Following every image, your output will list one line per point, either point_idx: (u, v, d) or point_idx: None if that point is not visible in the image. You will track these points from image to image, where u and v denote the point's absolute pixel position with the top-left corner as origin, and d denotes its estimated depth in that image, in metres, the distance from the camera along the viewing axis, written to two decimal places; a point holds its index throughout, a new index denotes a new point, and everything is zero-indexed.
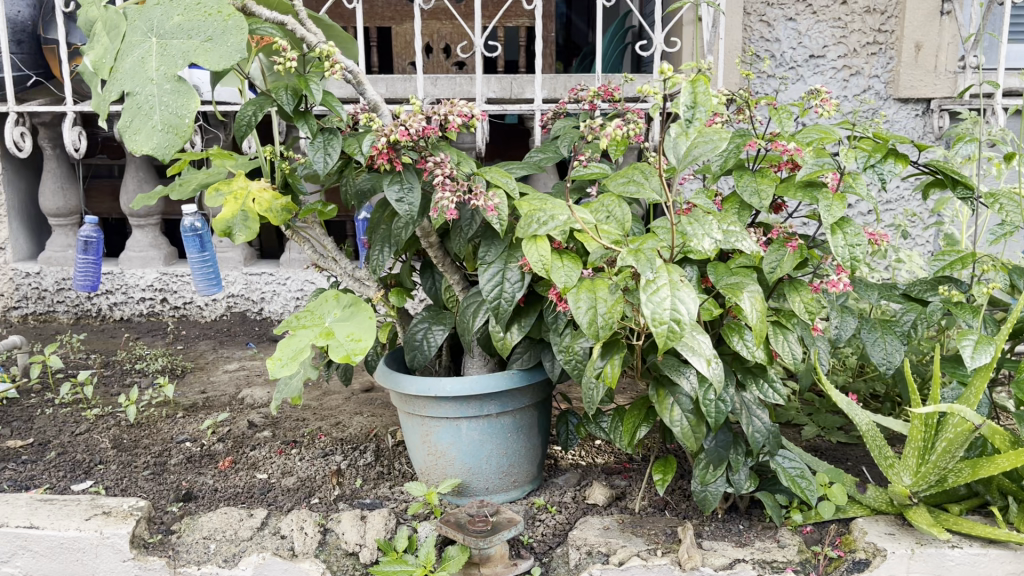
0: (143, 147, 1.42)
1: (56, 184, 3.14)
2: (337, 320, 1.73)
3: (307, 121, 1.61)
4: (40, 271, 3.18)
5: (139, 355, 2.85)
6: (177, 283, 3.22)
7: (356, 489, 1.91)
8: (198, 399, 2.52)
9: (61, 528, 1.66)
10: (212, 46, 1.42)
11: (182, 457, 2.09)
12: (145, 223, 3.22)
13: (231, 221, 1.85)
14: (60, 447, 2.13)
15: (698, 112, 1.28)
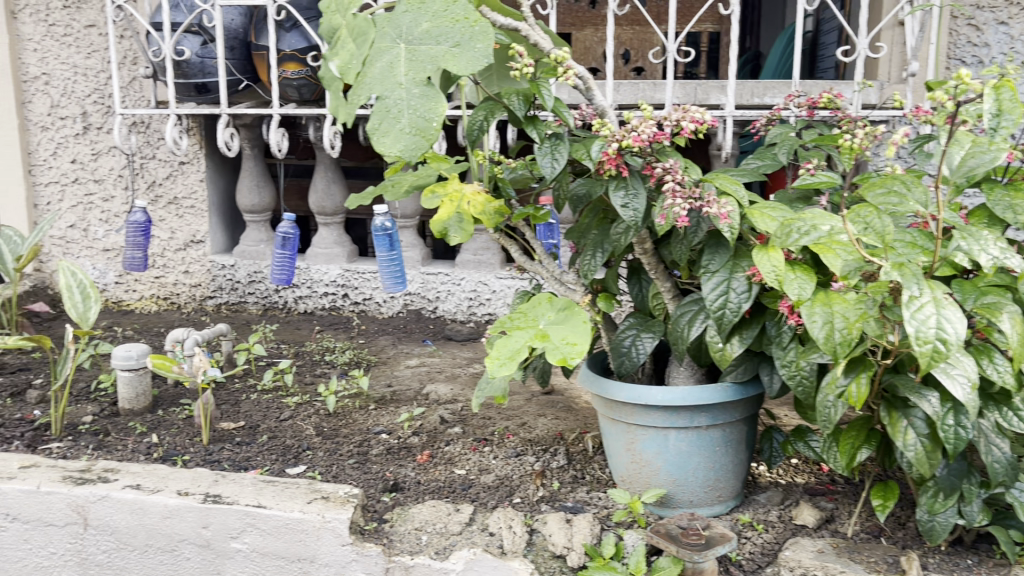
0: (392, 150, 1.47)
1: (252, 183, 3.33)
2: (551, 323, 1.74)
3: (537, 127, 1.64)
4: (234, 264, 3.37)
5: (327, 347, 2.97)
6: (359, 279, 3.34)
7: (554, 491, 1.92)
8: (386, 392, 2.60)
9: (286, 509, 1.73)
10: (459, 51, 1.48)
11: (382, 448, 2.16)
12: (331, 221, 3.35)
13: (447, 223, 1.90)
14: (270, 432, 2.25)
15: (1003, 120, 1.34)
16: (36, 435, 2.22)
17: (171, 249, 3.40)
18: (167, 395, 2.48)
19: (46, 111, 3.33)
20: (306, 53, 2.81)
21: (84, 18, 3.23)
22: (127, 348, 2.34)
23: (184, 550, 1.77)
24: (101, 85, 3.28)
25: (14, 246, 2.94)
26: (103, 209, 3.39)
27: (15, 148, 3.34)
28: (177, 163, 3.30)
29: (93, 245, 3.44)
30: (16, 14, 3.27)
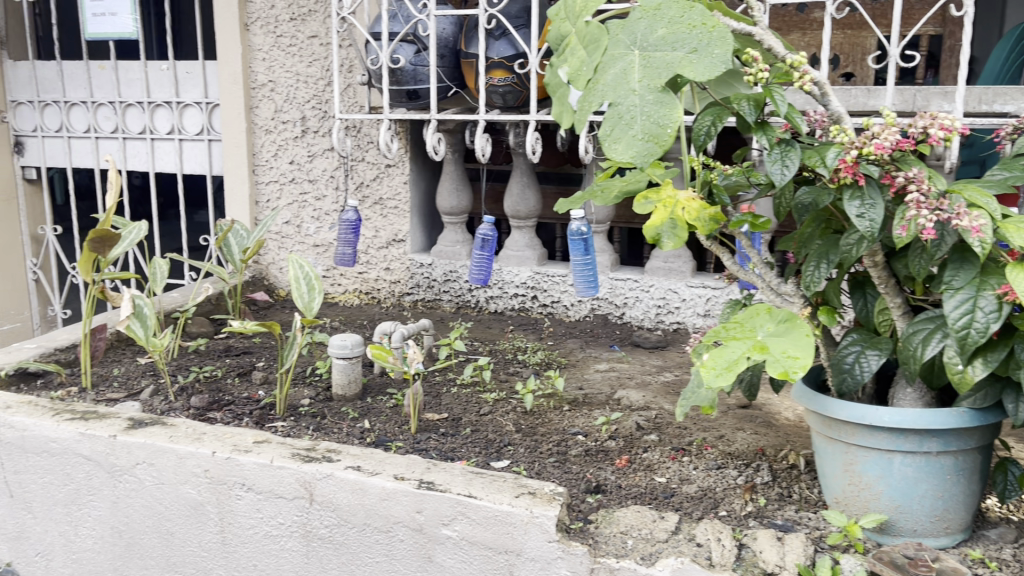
0: (624, 155, 1.49)
1: (453, 186, 3.46)
2: (771, 335, 1.69)
3: (766, 132, 1.60)
4: (432, 263, 3.52)
5: (520, 347, 3.04)
6: (548, 282, 3.38)
7: (762, 508, 1.87)
8: (579, 394, 2.62)
9: (495, 501, 1.78)
10: (696, 57, 1.48)
11: (580, 449, 2.18)
12: (524, 224, 3.42)
13: (660, 229, 1.86)
14: (472, 425, 2.33)
15: None
16: (263, 414, 2.42)
17: (374, 246, 3.60)
18: (375, 384, 2.63)
19: (270, 116, 3.61)
20: (513, 60, 2.87)
21: (308, 30, 3.47)
22: (342, 338, 2.50)
23: (398, 532, 1.86)
24: (319, 92, 3.51)
25: (241, 239, 3.23)
26: (316, 207, 3.64)
27: (242, 149, 3.65)
28: (384, 165, 3.49)
29: (305, 241, 3.69)
30: (250, 27, 3.56)
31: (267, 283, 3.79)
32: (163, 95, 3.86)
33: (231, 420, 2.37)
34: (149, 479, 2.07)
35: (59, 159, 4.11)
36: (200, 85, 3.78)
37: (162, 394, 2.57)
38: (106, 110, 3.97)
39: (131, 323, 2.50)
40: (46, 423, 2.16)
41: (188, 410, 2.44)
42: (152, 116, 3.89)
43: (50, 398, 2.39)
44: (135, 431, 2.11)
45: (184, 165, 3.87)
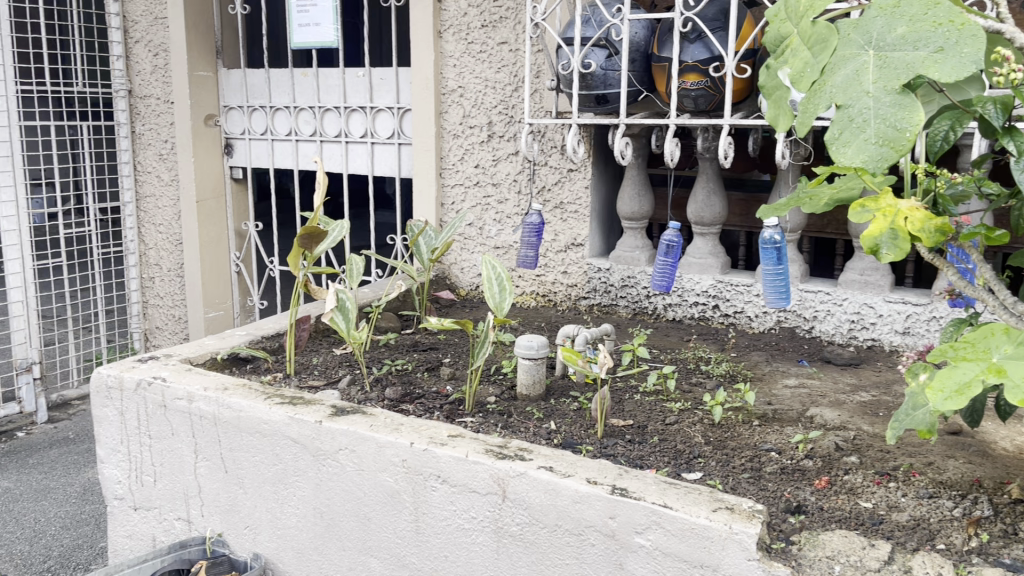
0: (854, 161, 1.42)
1: (634, 191, 3.44)
2: (1008, 357, 1.56)
3: (1013, 137, 1.49)
4: (610, 268, 3.50)
5: (702, 357, 2.97)
6: (731, 291, 3.29)
7: (985, 544, 1.73)
8: (768, 409, 2.52)
9: (692, 513, 1.73)
10: (942, 57, 1.38)
11: (775, 466, 2.09)
12: (707, 231, 3.34)
13: (879, 239, 1.73)
14: (660, 434, 2.30)
15: None
16: (452, 409, 2.49)
17: (554, 250, 3.63)
18: (559, 387, 2.64)
19: (458, 120, 3.72)
20: (708, 63, 2.80)
21: (498, 37, 3.55)
22: (529, 339, 2.52)
23: (591, 536, 1.85)
24: (507, 97, 3.58)
25: (430, 240, 3.35)
26: (498, 210, 3.72)
27: (431, 153, 3.78)
28: (566, 170, 3.51)
29: (486, 242, 3.78)
30: (443, 34, 3.69)
31: (449, 283, 3.91)
32: (358, 101, 4.06)
33: (423, 413, 2.46)
34: (350, 465, 2.17)
35: (263, 159, 4.43)
36: (393, 90, 3.94)
37: (358, 384, 2.71)
38: (307, 115, 4.22)
39: (334, 314, 2.65)
40: (260, 406, 2.32)
41: (383, 401, 2.56)
42: (348, 120, 4.11)
43: (261, 383, 2.57)
44: (339, 418, 2.23)
45: (375, 167, 4.06)
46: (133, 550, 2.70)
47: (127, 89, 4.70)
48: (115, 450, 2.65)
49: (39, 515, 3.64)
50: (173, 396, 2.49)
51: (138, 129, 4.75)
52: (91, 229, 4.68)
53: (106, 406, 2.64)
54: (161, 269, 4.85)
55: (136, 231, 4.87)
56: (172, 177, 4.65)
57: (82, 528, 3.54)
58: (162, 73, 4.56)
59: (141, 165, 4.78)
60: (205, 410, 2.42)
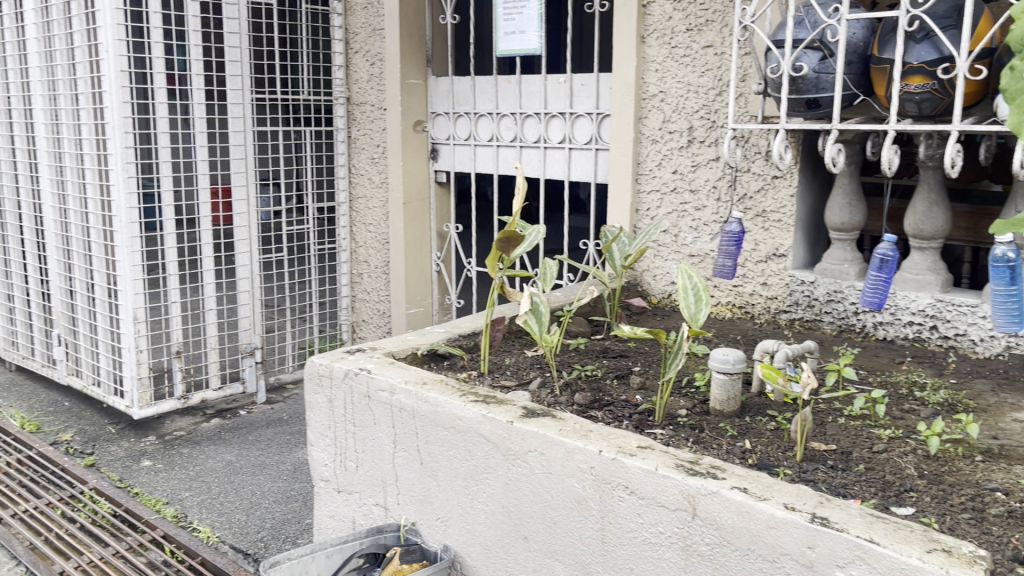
0: None
1: (845, 200, 3.24)
2: None
3: None
4: (815, 281, 3.31)
5: (917, 382, 2.74)
6: (952, 312, 3.01)
7: None
8: (994, 444, 2.28)
9: (902, 552, 1.60)
10: None
11: (1001, 509, 1.89)
12: (927, 246, 3.08)
13: None
14: (866, 462, 2.15)
15: None
16: (642, 419, 2.45)
17: (753, 260, 3.49)
18: (754, 404, 2.54)
19: (658, 125, 3.67)
20: (936, 64, 2.58)
21: (703, 40, 3.46)
22: (724, 353, 2.42)
23: (786, 565, 1.75)
24: (709, 102, 3.48)
25: (624, 247, 3.32)
26: (695, 217, 3.63)
27: (629, 159, 3.75)
28: (770, 177, 3.36)
29: (682, 250, 3.70)
30: (646, 39, 3.66)
31: (641, 289, 3.87)
32: (558, 106, 4.11)
33: (611, 421, 2.44)
34: (539, 467, 2.20)
35: (465, 164, 4.60)
36: (593, 96, 3.96)
37: (549, 387, 2.74)
38: (508, 121, 4.34)
39: (528, 317, 2.68)
40: (456, 402, 2.40)
41: (572, 406, 2.57)
42: (547, 126, 4.18)
43: (457, 380, 2.66)
44: (530, 420, 2.26)
45: (572, 172, 4.09)
46: (335, 530, 2.89)
47: (346, 97, 5.06)
48: (323, 434, 2.85)
49: (255, 488, 3.98)
50: (377, 387, 2.63)
51: (354, 135, 5.10)
52: (310, 227, 5.07)
53: (317, 392, 2.84)
54: (368, 265, 5.20)
55: (348, 229, 5.24)
56: (382, 179, 4.96)
57: (291, 504, 3.83)
58: (377, 82, 4.86)
59: (355, 169, 5.15)
60: (405, 402, 2.54)
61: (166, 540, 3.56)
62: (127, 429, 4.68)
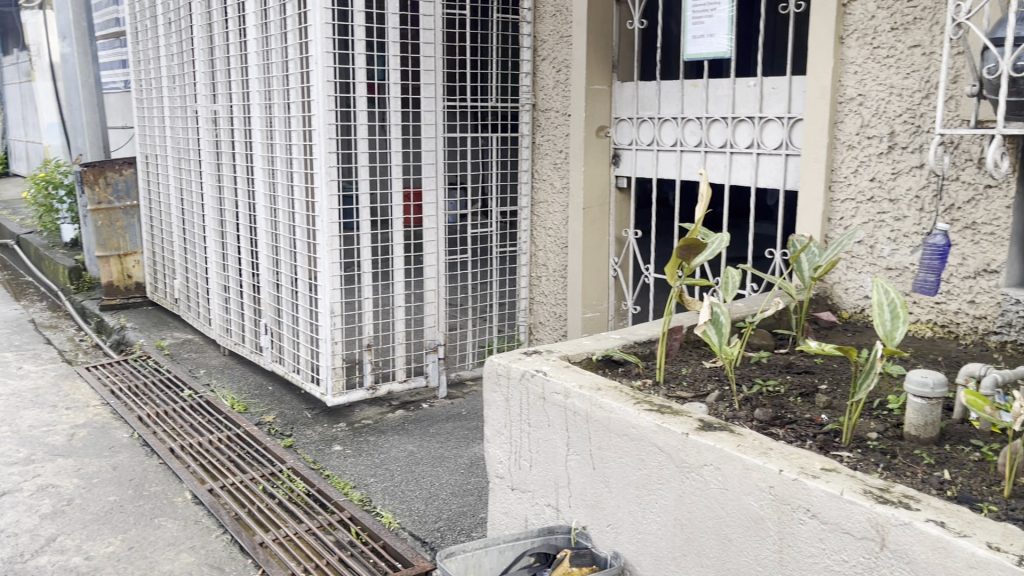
0: None
1: None
2: None
3: None
4: None
5: None
6: None
7: None
8: None
9: None
10: None
11: None
12: None
13: None
14: None
15: None
16: (827, 440, 2.34)
17: (959, 275, 3.23)
18: (955, 432, 2.36)
19: (855, 131, 3.48)
20: None
21: (910, 39, 3.24)
22: (923, 375, 2.26)
23: None
24: (915, 105, 3.26)
25: (813, 258, 3.17)
26: (894, 228, 3.41)
27: (821, 166, 3.58)
28: (982, 186, 3.10)
29: (878, 262, 3.49)
30: (844, 40, 3.47)
31: (831, 303, 3.68)
32: (746, 111, 3.99)
33: (793, 440, 2.35)
34: (714, 482, 2.15)
35: (647, 169, 4.56)
36: (785, 100, 3.81)
37: (727, 400, 2.66)
38: (694, 126, 4.26)
39: (707, 328, 2.62)
40: (630, 410, 2.39)
41: (751, 421, 2.48)
42: (734, 131, 4.07)
43: (632, 387, 2.65)
44: (705, 433, 2.22)
45: (759, 178, 3.96)
46: (508, 527, 2.96)
47: (531, 103, 5.17)
48: (500, 432, 2.92)
49: (434, 479, 4.15)
50: (552, 389, 2.67)
51: (538, 140, 5.20)
52: (493, 229, 5.23)
53: (495, 391, 2.92)
54: (547, 269, 5.28)
55: (529, 233, 5.35)
56: (563, 184, 5.02)
57: (467, 497, 3.96)
58: (563, 88, 4.93)
59: (538, 174, 5.25)
60: (579, 406, 2.56)
61: (353, 521, 3.80)
62: (321, 415, 5.02)
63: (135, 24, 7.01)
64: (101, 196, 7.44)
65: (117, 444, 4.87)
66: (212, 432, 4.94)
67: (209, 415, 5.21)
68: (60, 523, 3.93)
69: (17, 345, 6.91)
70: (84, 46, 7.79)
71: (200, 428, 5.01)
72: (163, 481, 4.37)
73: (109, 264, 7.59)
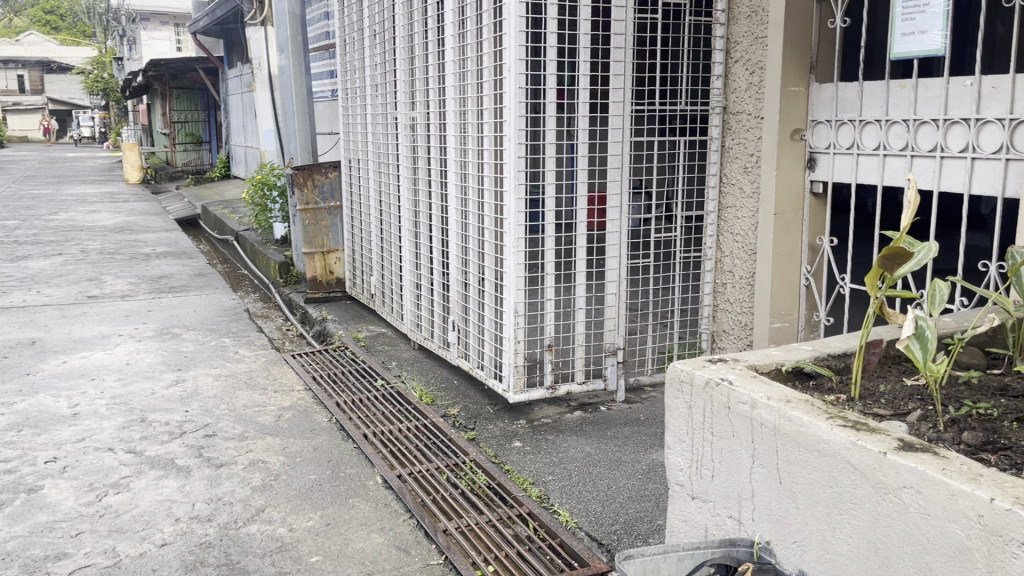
0: None
1: None
2: None
3: None
4: None
5: None
6: None
7: None
8: None
9: None
10: None
11: None
12: None
13: None
14: None
15: None
16: None
17: None
18: None
19: None
20: None
21: None
22: None
23: None
24: None
25: None
26: None
27: None
28: None
29: None
30: None
31: None
32: (961, 112, 3.71)
33: (1008, 468, 2.17)
34: (915, 506, 2.03)
35: (846, 174, 4.35)
36: (1007, 100, 3.51)
37: (930, 421, 2.51)
38: (899, 129, 4.01)
39: (911, 342, 2.47)
40: (822, 426, 2.30)
41: (958, 445, 2.32)
42: (945, 134, 3.79)
43: (824, 402, 2.55)
44: (906, 453, 2.10)
45: (973, 185, 3.67)
46: (687, 535, 2.92)
47: (722, 106, 5.06)
48: (681, 439, 2.89)
49: (611, 482, 4.17)
50: (738, 399, 2.61)
51: (728, 144, 5.08)
52: (678, 234, 5.16)
53: (677, 397, 2.90)
54: (733, 276, 5.15)
55: (715, 238, 5.23)
56: (753, 190, 4.88)
57: (644, 503, 3.95)
58: (756, 90, 4.79)
59: (726, 178, 5.13)
60: (767, 418, 2.49)
61: (531, 517, 3.89)
62: (503, 411, 5.17)
63: (344, 36, 7.53)
64: (309, 197, 8.08)
65: (317, 427, 5.26)
66: (402, 421, 5.22)
67: (399, 405, 5.51)
68: (268, 495, 4.30)
69: (234, 331, 7.62)
70: (298, 58, 8.45)
71: (391, 417, 5.31)
72: (357, 465, 4.67)
73: (314, 260, 8.20)
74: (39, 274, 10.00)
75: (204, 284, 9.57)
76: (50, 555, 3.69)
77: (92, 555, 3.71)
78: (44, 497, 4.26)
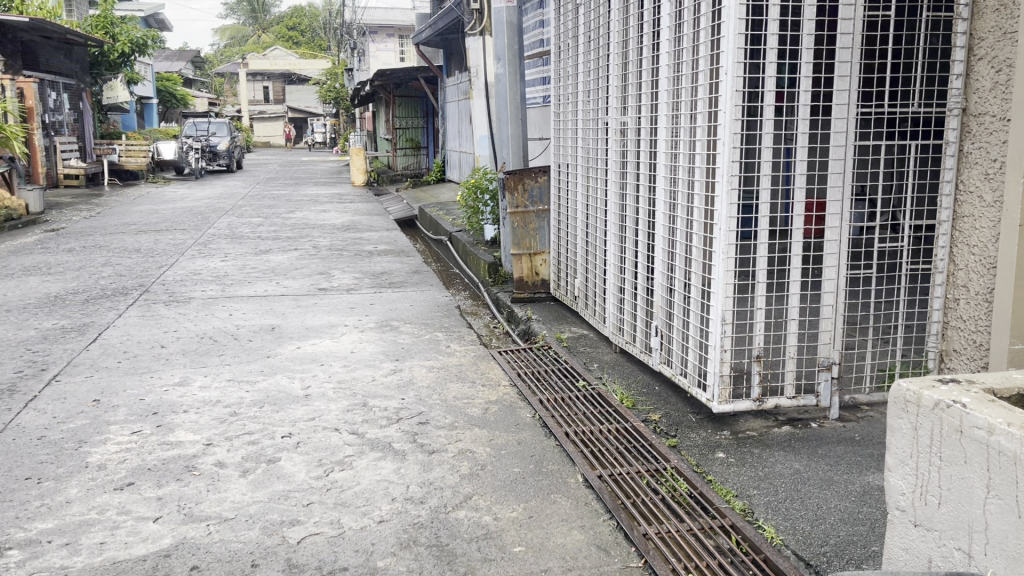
0: None
1: None
2: None
3: None
4: None
5: None
6: None
7: None
8: None
9: None
10: None
11: None
12: None
13: None
14: None
15: None
16: None
17: None
18: None
19: None
20: None
21: None
22: None
23: None
24: None
25: None
26: None
27: None
28: None
29: None
30: None
31: None
32: None
33: None
34: None
35: None
36: None
37: None
38: None
39: None
40: None
41: None
42: None
43: None
44: None
45: None
46: (907, 565, 2.75)
47: (962, 108, 4.66)
48: (905, 462, 2.73)
49: (821, 502, 3.99)
50: (972, 424, 2.43)
51: (966, 148, 4.68)
52: (904, 245, 4.84)
53: (901, 417, 2.74)
54: (968, 290, 4.72)
55: (947, 250, 4.83)
56: (997, 198, 4.48)
57: (857, 526, 3.75)
58: (1003, 90, 4.38)
59: (963, 185, 4.73)
60: (1006, 446, 2.30)
61: (734, 530, 3.81)
62: (706, 420, 5.10)
63: (559, 44, 7.71)
64: (520, 201, 8.34)
65: (522, 422, 5.44)
66: (603, 423, 5.28)
67: (600, 407, 5.57)
68: (475, 484, 4.52)
69: (446, 327, 8.03)
70: (514, 66, 8.76)
71: (593, 418, 5.38)
72: (559, 462, 4.78)
73: (521, 262, 8.48)
74: (278, 267, 11.05)
75: (419, 281, 10.16)
76: (284, 521, 4.09)
77: (320, 524, 4.07)
78: (280, 468, 4.72)
